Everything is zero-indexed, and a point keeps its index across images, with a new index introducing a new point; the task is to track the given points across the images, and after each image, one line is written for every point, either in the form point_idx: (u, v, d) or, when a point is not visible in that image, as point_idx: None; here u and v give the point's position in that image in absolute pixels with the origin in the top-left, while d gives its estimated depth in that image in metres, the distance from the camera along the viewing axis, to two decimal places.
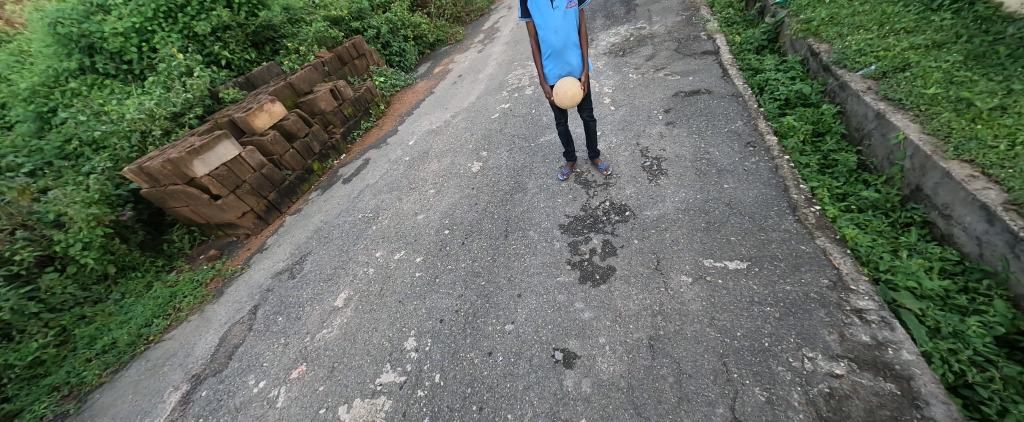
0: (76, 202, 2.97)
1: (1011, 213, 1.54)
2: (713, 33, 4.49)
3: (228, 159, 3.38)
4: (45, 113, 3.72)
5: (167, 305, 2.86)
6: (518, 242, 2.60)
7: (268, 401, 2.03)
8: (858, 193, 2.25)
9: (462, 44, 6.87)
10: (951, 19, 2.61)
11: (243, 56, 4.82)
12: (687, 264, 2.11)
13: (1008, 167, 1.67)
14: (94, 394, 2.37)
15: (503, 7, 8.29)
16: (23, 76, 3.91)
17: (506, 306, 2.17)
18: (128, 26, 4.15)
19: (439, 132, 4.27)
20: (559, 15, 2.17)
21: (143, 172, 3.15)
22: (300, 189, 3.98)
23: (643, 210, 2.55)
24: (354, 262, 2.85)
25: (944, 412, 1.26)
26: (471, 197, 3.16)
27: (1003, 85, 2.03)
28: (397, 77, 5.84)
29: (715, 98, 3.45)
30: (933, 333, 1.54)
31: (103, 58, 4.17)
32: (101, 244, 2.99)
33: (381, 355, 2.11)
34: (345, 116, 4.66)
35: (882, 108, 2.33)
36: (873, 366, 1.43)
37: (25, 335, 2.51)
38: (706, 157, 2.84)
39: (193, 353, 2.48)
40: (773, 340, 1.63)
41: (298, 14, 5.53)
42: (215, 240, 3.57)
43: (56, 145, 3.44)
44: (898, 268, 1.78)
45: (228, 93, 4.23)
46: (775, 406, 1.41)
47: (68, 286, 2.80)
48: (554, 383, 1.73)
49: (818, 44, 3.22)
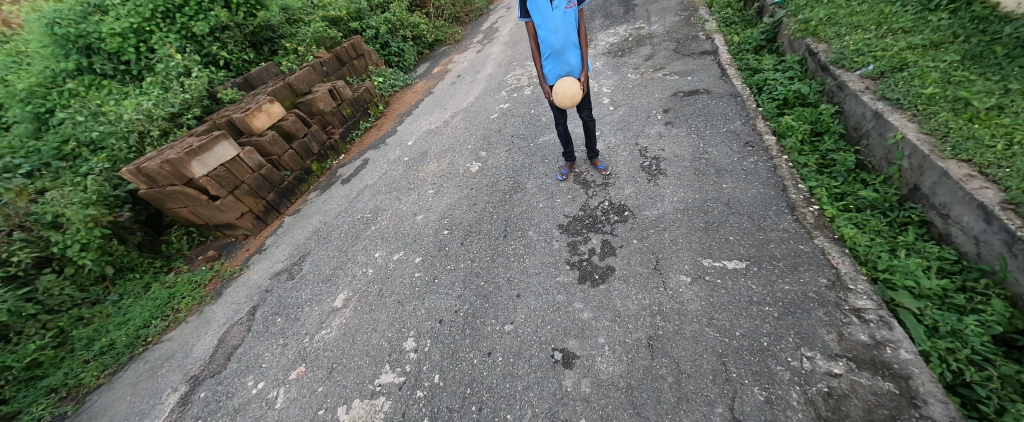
0: (74, 203, 2.96)
1: (1008, 212, 1.54)
2: (711, 33, 4.50)
3: (227, 159, 3.38)
4: (42, 113, 3.71)
5: (166, 306, 2.85)
6: (518, 242, 2.60)
7: (268, 402, 2.03)
8: (856, 192, 2.25)
9: (462, 44, 6.87)
10: (948, 19, 2.62)
11: (241, 56, 4.82)
12: (686, 264, 2.11)
13: (1006, 166, 1.68)
14: (92, 396, 2.36)
15: (503, 7, 8.29)
16: (20, 76, 3.90)
17: (506, 306, 2.17)
18: (126, 27, 4.15)
19: (438, 132, 4.27)
20: (559, 15, 2.18)
21: (141, 172, 3.15)
22: (299, 189, 3.97)
23: (643, 210, 2.56)
24: (353, 262, 2.85)
25: (943, 411, 1.26)
26: (470, 197, 3.16)
27: (1000, 84, 2.03)
28: (396, 77, 5.84)
29: (714, 98, 3.45)
30: (930, 332, 1.54)
31: (101, 58, 4.16)
32: (99, 245, 2.98)
33: (381, 355, 2.11)
34: (344, 116, 4.66)
35: (880, 108, 2.34)
36: (871, 366, 1.43)
37: (23, 337, 2.51)
38: (705, 157, 2.85)
39: (192, 354, 2.47)
40: (772, 340, 1.63)
41: (297, 14, 5.52)
42: (214, 241, 3.56)
43: (54, 146, 3.44)
44: (896, 267, 1.78)
45: (227, 93, 4.22)
46: (774, 405, 1.42)
47: (65, 287, 2.80)
48: (554, 384, 1.72)
49: (817, 44, 3.23)
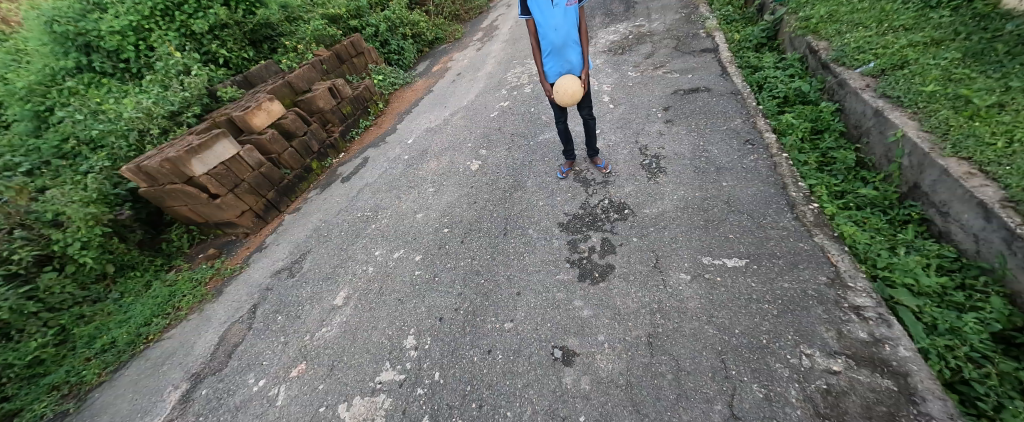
0: (74, 201, 2.97)
1: (1007, 210, 1.54)
2: (712, 30, 4.49)
3: (227, 158, 3.38)
4: (42, 112, 3.71)
5: (167, 304, 2.86)
6: (518, 240, 2.60)
7: (268, 399, 2.04)
8: (856, 190, 2.26)
9: (462, 42, 6.85)
10: (950, 16, 2.61)
11: (241, 55, 4.81)
12: (686, 262, 2.11)
13: (1006, 164, 1.68)
14: (93, 394, 2.37)
15: (503, 5, 8.27)
16: (20, 75, 3.90)
17: (506, 304, 2.17)
18: (125, 25, 4.15)
19: (438, 130, 4.27)
20: (559, 13, 2.17)
21: (141, 171, 3.14)
22: (298, 187, 3.97)
23: (643, 208, 2.56)
24: (353, 261, 2.85)
25: (941, 408, 1.26)
26: (470, 196, 3.16)
27: (1001, 82, 2.02)
28: (396, 75, 5.83)
29: (714, 96, 3.44)
30: (929, 329, 1.55)
31: (101, 56, 4.16)
32: (100, 244, 2.98)
33: (381, 353, 2.11)
34: (343, 115, 4.65)
35: (880, 105, 2.34)
36: (870, 363, 1.44)
37: (25, 335, 2.51)
38: (705, 155, 2.84)
39: (193, 352, 2.48)
40: (771, 337, 1.64)
41: (296, 12, 5.51)
42: (214, 239, 3.57)
43: (54, 144, 3.44)
44: (896, 265, 1.79)
45: (227, 91, 4.22)
46: (773, 402, 1.42)
47: (66, 285, 2.80)
48: (554, 381, 1.73)
49: (817, 41, 3.22)
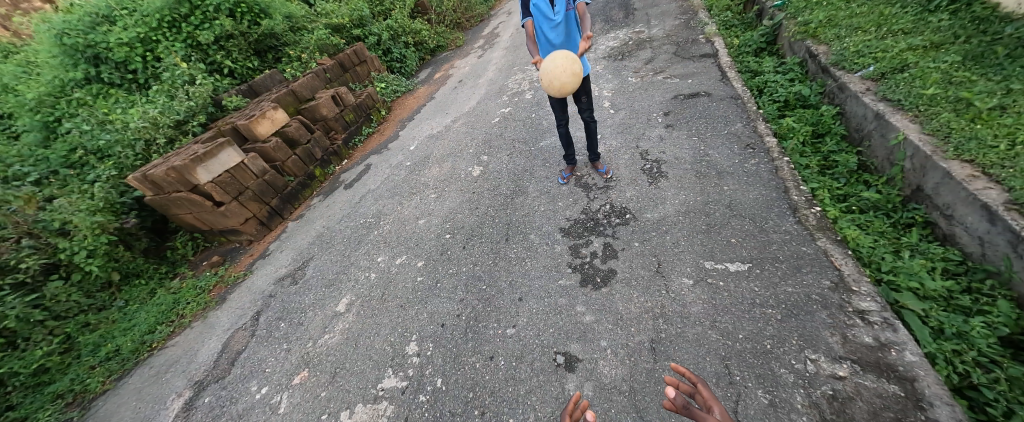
0: (81, 210, 3.00)
1: (1012, 213, 1.53)
2: (711, 36, 4.52)
3: (232, 165, 3.43)
4: (51, 122, 3.79)
5: (171, 311, 2.88)
6: (519, 245, 2.61)
7: (269, 407, 2.04)
8: (858, 194, 2.24)
9: (463, 50, 6.90)
10: (949, 19, 2.63)
11: (245, 64, 4.88)
12: (688, 267, 2.10)
13: (1009, 167, 1.67)
14: (97, 401, 2.38)
15: (504, 12, 8.35)
16: (31, 86, 3.99)
17: (507, 310, 2.17)
18: (133, 36, 4.24)
19: (440, 137, 4.29)
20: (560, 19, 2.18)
21: (148, 179, 3.19)
22: (302, 194, 4.00)
23: (644, 213, 2.56)
24: (355, 267, 2.87)
25: (948, 413, 1.24)
26: (472, 201, 3.17)
27: (1002, 84, 2.02)
28: (398, 83, 5.85)
29: (715, 100, 3.46)
30: (936, 334, 1.53)
31: (109, 67, 4.22)
32: (106, 252, 3.01)
33: (382, 360, 2.11)
34: (346, 123, 4.70)
35: (881, 109, 2.33)
36: (877, 368, 1.42)
37: (31, 343, 2.53)
38: (705, 159, 2.86)
39: (195, 359, 2.49)
40: (776, 342, 1.63)
41: (301, 23, 5.61)
42: (218, 246, 3.60)
43: (62, 154, 3.51)
44: (900, 268, 1.76)
45: (232, 100, 4.27)
46: (779, 408, 1.41)
47: (72, 294, 2.83)
48: (555, 388, 1.72)
49: (817, 45, 3.22)
